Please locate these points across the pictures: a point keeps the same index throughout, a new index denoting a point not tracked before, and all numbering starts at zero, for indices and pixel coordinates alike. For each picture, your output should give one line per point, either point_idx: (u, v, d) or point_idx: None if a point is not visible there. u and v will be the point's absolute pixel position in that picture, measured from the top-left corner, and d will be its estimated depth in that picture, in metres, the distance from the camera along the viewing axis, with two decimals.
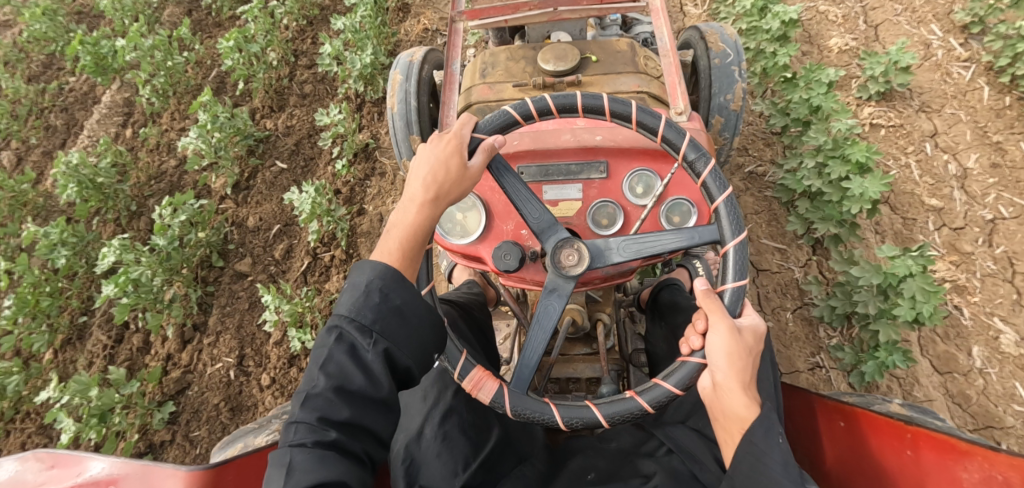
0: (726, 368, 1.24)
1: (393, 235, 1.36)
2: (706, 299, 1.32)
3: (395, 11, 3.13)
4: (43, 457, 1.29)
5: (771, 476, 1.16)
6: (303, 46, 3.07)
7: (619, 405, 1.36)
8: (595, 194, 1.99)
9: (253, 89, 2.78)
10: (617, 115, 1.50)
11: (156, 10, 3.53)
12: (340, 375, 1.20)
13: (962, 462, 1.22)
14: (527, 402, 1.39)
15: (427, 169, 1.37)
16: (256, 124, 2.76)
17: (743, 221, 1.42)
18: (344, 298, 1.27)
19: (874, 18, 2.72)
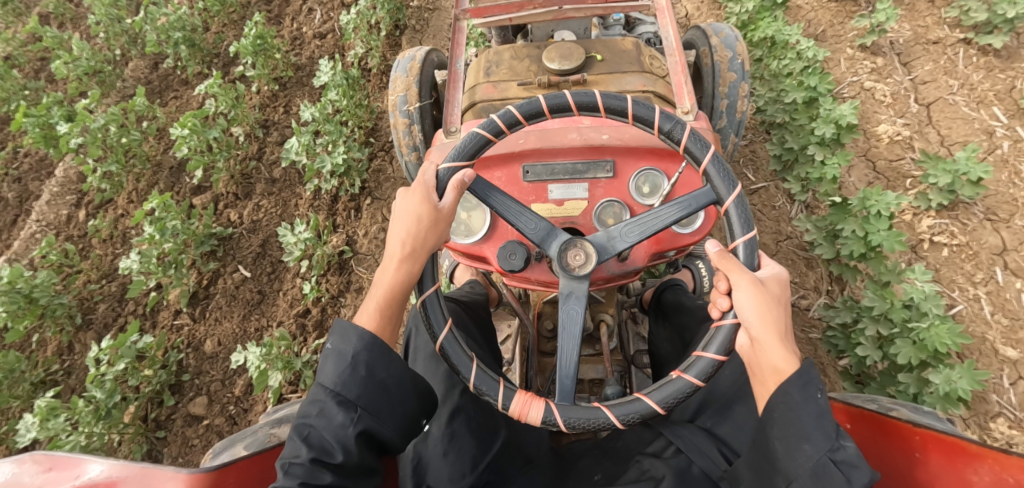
0: (759, 322, 1.16)
1: (372, 296, 1.32)
2: (722, 260, 1.19)
3: (378, 75, 2.76)
4: (40, 458, 1.14)
5: (803, 428, 1.09)
6: (274, 115, 2.73)
7: (670, 387, 1.21)
8: (602, 195, 1.62)
9: (213, 177, 2.43)
10: (611, 110, 1.37)
11: (120, 63, 3.26)
12: (320, 446, 1.16)
13: (973, 465, 1.13)
14: (578, 411, 1.22)
15: (402, 225, 1.33)
16: (217, 217, 2.42)
17: (734, 175, 1.31)
18: (328, 366, 1.23)
19: (925, 96, 2.39)
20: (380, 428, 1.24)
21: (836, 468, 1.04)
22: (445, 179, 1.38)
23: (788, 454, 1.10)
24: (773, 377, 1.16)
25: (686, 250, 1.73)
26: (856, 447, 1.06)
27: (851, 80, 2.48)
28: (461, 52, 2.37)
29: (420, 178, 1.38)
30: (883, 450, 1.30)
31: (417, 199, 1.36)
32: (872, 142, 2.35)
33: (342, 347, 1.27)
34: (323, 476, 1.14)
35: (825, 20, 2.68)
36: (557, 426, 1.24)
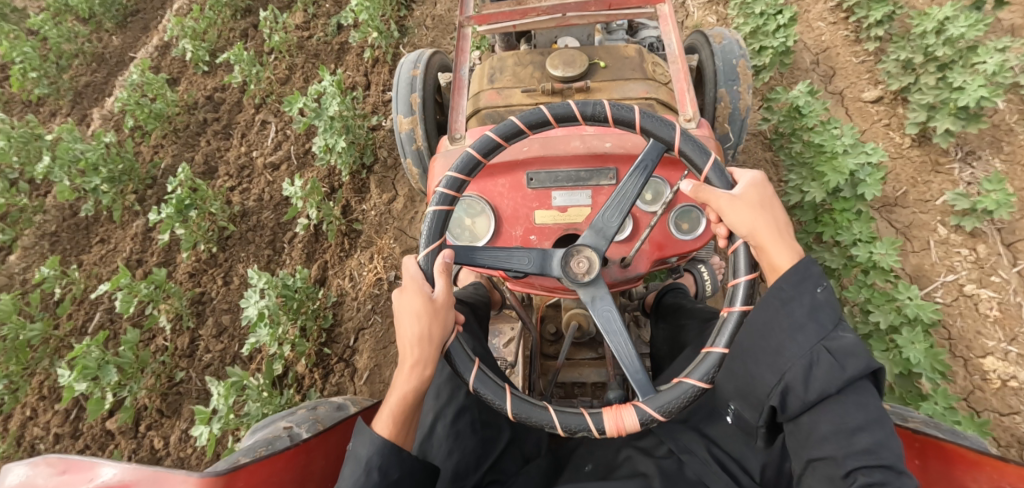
0: (749, 223, 1.27)
1: (387, 406, 1.29)
2: (699, 193, 1.30)
3: (339, 243, 2.30)
4: (56, 462, 1.14)
5: (795, 319, 1.17)
6: (211, 289, 2.25)
7: (726, 329, 1.26)
8: (605, 201, 1.63)
9: (128, 403, 2.00)
10: (591, 118, 1.42)
11: (43, 190, 2.75)
12: None
13: (973, 474, 1.19)
14: (666, 396, 1.23)
15: (405, 330, 1.27)
16: (138, 444, 2.04)
17: (668, 117, 1.41)
18: (346, 472, 1.24)
19: None
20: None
21: (829, 353, 1.14)
22: (428, 267, 1.37)
23: (786, 349, 1.16)
24: (771, 275, 1.26)
25: (687, 256, 1.70)
26: (855, 337, 1.15)
27: (949, 281, 2.18)
28: (464, 59, 2.27)
29: (405, 275, 1.33)
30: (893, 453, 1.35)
31: (413, 294, 1.30)
32: (977, 378, 2.04)
33: (360, 449, 1.27)
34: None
35: (908, 178, 2.39)
36: (653, 422, 1.24)
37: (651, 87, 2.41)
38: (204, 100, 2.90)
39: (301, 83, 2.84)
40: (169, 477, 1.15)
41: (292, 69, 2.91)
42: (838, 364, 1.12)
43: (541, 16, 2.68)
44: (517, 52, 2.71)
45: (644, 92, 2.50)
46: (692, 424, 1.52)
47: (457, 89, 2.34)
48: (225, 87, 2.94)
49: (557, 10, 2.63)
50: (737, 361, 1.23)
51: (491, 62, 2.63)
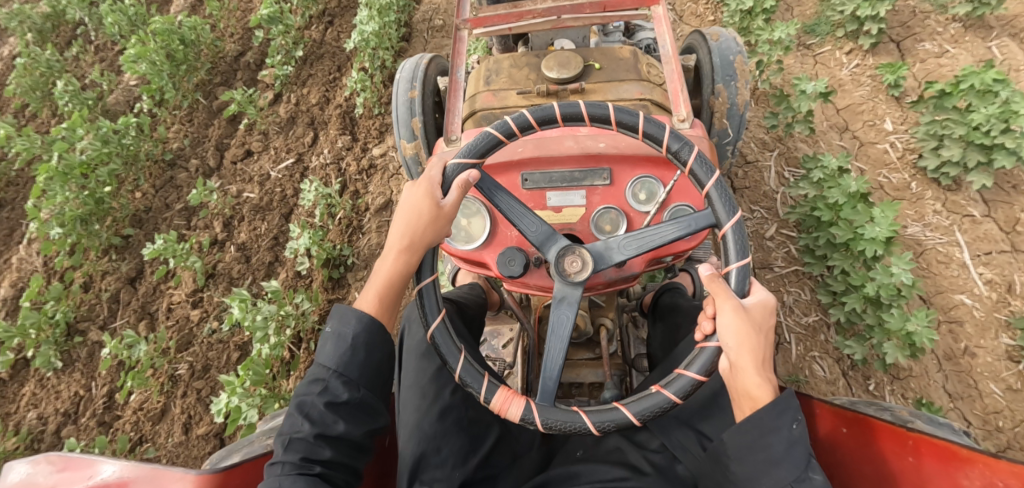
0: (738, 348, 1.16)
1: (374, 284, 1.39)
2: (711, 283, 1.20)
3: None
4: (55, 459, 1.11)
5: (771, 455, 1.13)
6: None
7: (647, 401, 1.24)
8: (599, 202, 1.70)
9: None
10: (675, 153, 1.35)
11: None
12: (321, 422, 1.22)
13: (965, 470, 1.11)
14: (556, 413, 1.25)
15: (402, 219, 1.37)
16: None
17: (738, 203, 1.32)
18: (328, 347, 1.30)
19: None
20: (376, 405, 1.32)
21: None
22: (451, 175, 1.41)
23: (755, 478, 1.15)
24: (748, 402, 1.18)
25: (683, 253, 1.77)
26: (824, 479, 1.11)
27: None
28: (461, 58, 2.17)
29: (426, 173, 1.42)
30: (876, 454, 1.25)
31: (423, 194, 1.40)
32: None
33: (342, 330, 1.34)
34: (324, 450, 1.20)
35: None
36: (533, 426, 1.28)
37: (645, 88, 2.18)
38: (51, 436, 1.98)
39: (177, 433, 1.87)
40: (165, 474, 1.13)
41: (173, 384, 1.95)
42: None
43: (538, 18, 2.53)
44: (513, 53, 2.48)
45: (640, 93, 2.28)
46: (685, 420, 1.50)
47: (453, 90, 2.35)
48: (84, 401, 2.03)
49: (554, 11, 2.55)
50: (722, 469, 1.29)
51: (488, 61, 2.42)
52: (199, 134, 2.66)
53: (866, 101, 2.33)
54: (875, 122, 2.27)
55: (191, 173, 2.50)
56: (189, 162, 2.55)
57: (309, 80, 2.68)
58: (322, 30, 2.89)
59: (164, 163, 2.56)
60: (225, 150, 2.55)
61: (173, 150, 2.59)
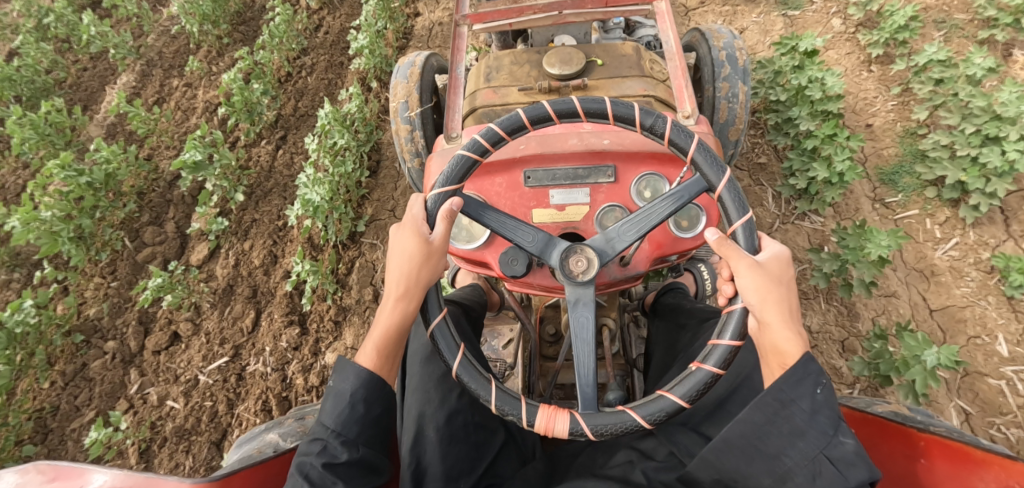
0: (759, 304, 1.26)
1: (373, 336, 1.43)
2: (722, 247, 1.25)
3: None
4: (46, 468, 1.19)
5: (795, 423, 1.18)
6: None
7: (690, 380, 1.24)
8: (603, 199, 1.73)
9: None
10: (650, 129, 1.43)
11: None
12: (320, 485, 1.24)
13: (978, 472, 1.18)
14: (603, 419, 1.24)
15: (394, 265, 1.40)
16: None
17: (723, 161, 1.39)
18: (329, 405, 1.36)
19: None
20: (376, 462, 1.38)
21: (832, 464, 1.14)
22: (435, 208, 1.43)
23: (783, 451, 1.17)
24: (776, 357, 1.28)
25: (687, 254, 1.72)
26: (855, 443, 1.15)
27: None
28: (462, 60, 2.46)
29: (409, 212, 1.45)
30: (888, 453, 1.36)
31: (411, 235, 1.43)
32: None
33: (341, 386, 1.39)
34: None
35: None
36: (583, 437, 1.26)
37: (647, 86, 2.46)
38: None
39: None
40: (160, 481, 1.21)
41: None
42: (842, 477, 1.12)
43: (537, 14, 2.73)
44: (514, 51, 2.79)
45: (642, 89, 2.53)
46: (692, 425, 1.53)
47: (453, 85, 2.59)
48: None
49: (554, 7, 2.79)
50: (734, 457, 1.23)
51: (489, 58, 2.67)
52: (119, 297, 2.41)
53: (970, 301, 2.25)
54: (984, 341, 2.18)
55: (105, 362, 2.28)
56: (105, 343, 2.33)
57: (252, 230, 2.51)
58: (271, 151, 2.67)
59: (75, 346, 2.31)
60: (149, 326, 2.36)
61: (77, 322, 2.33)
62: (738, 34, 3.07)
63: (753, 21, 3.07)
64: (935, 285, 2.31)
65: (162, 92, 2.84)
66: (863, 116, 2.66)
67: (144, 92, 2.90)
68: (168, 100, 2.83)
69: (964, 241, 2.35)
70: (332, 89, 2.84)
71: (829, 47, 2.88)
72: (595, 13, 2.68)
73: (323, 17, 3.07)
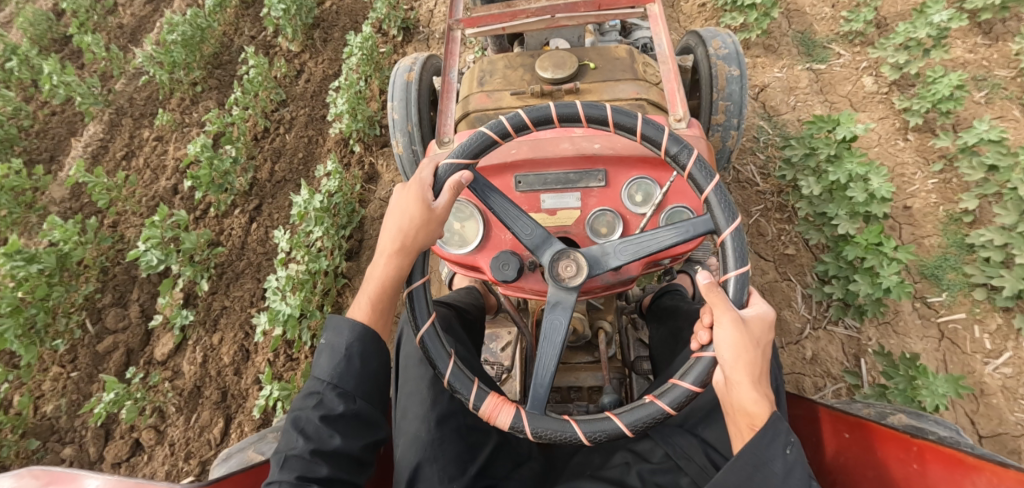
0: (733, 361, 1.19)
1: (366, 290, 1.42)
2: (711, 294, 1.20)
3: None
4: (39, 473, 1.15)
5: (766, 476, 1.15)
6: None
7: (641, 411, 1.23)
8: (595, 203, 1.78)
9: None
10: (675, 157, 1.37)
11: None
12: (316, 436, 1.27)
13: (970, 475, 1.21)
14: (546, 422, 1.24)
15: (393, 222, 1.40)
16: None
17: (737, 209, 1.33)
18: (323, 360, 1.36)
19: None
20: (374, 417, 1.39)
21: None
22: (445, 175, 1.41)
23: None
24: (743, 418, 1.20)
25: (680, 258, 1.70)
26: None
27: None
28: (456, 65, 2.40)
29: (416, 176, 1.43)
30: (879, 459, 1.38)
31: (413, 197, 1.41)
32: None
33: (336, 341, 1.39)
34: (319, 467, 1.25)
35: None
36: (523, 434, 1.27)
37: (642, 89, 2.43)
38: None
39: None
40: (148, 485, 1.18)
41: None
42: None
43: (530, 18, 2.75)
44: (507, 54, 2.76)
45: (635, 93, 2.49)
46: (688, 427, 1.55)
47: (448, 91, 2.50)
48: None
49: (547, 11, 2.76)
50: None
51: (482, 63, 2.67)
52: (78, 394, 2.34)
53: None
54: None
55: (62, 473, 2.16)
56: (62, 450, 2.22)
57: (221, 319, 2.46)
58: (245, 224, 2.65)
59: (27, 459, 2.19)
60: (111, 431, 2.26)
61: (33, 424, 2.24)
62: (759, 92, 2.88)
63: (774, 77, 2.90)
64: (986, 408, 2.08)
65: (131, 146, 2.87)
66: (903, 198, 2.44)
67: (112, 144, 2.88)
68: (139, 154, 2.86)
69: (1017, 355, 2.13)
70: (313, 146, 2.84)
71: (861, 110, 2.69)
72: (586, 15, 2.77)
73: (305, 62, 3.09)
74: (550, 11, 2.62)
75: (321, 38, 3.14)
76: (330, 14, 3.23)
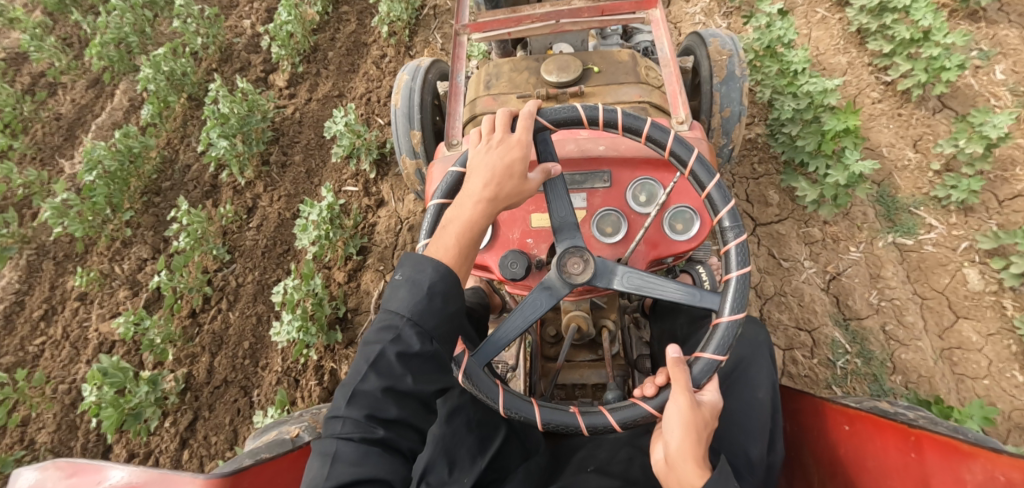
0: (679, 438, 1.26)
1: (451, 230, 1.43)
2: (677, 367, 1.27)
3: None
4: (66, 464, 1.25)
5: None
6: None
7: (560, 415, 1.38)
8: (601, 204, 1.85)
9: None
10: (694, 175, 1.47)
11: None
12: (389, 375, 1.29)
13: (966, 463, 1.16)
14: (482, 380, 1.41)
15: (489, 169, 1.44)
16: None
17: (749, 259, 1.40)
18: (403, 294, 1.36)
19: None
20: (446, 361, 1.37)
21: None
22: (554, 117, 1.54)
23: None
24: None
25: (683, 255, 1.84)
26: None
27: None
28: (461, 66, 2.36)
29: (516, 135, 1.48)
30: (879, 448, 1.36)
31: (508, 149, 1.47)
32: None
33: (416, 278, 1.38)
34: (387, 408, 1.28)
35: None
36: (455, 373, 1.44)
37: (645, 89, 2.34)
38: None
39: None
40: (174, 478, 1.27)
41: None
42: None
43: (535, 23, 2.61)
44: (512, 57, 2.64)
45: (640, 96, 2.41)
46: None
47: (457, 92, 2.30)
48: None
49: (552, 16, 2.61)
50: None
51: (488, 66, 2.57)
52: None
53: None
54: None
55: None
56: None
57: None
58: (175, 450, 2.21)
59: None
60: None
61: None
62: (832, 280, 2.38)
63: (851, 261, 2.39)
64: None
65: (51, 300, 2.56)
66: None
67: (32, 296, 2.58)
68: (60, 314, 2.52)
69: None
70: (261, 328, 2.44)
71: (965, 315, 2.22)
72: (591, 20, 2.57)
73: (258, 195, 2.70)
74: (554, 15, 2.51)
75: (278, 162, 2.75)
76: (289, 124, 2.85)
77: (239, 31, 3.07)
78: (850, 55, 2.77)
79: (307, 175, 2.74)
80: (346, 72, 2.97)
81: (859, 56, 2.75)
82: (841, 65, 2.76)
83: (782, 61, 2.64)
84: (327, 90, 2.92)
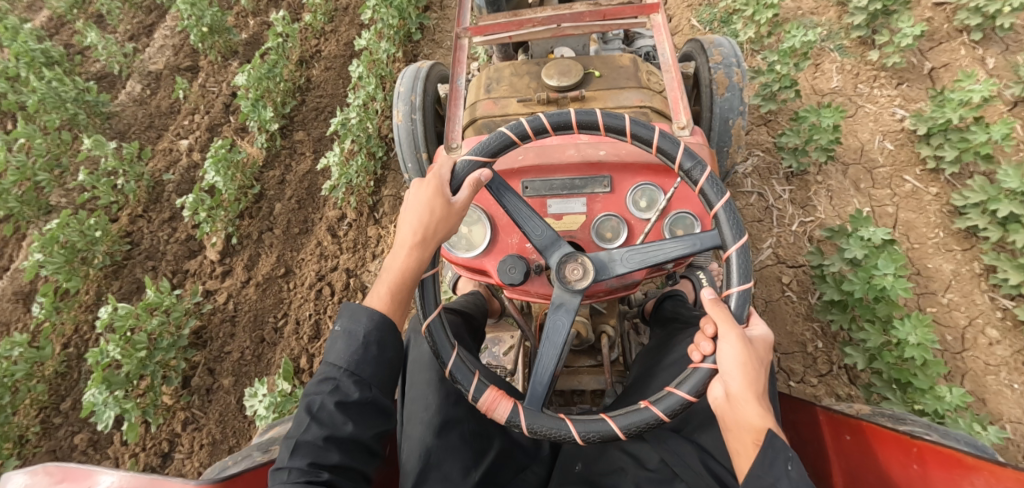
0: (741, 378, 0.85)
1: (382, 281, 1.00)
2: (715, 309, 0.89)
3: None
4: (55, 469, 0.81)
5: None
6: None
7: (635, 417, 0.90)
8: (599, 210, 1.24)
9: None
10: (687, 171, 1.00)
11: None
12: (330, 423, 0.88)
13: (968, 478, 0.85)
14: (541, 419, 0.93)
15: (412, 211, 0.98)
16: None
17: (744, 226, 0.95)
18: (337, 346, 0.95)
19: None
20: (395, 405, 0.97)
21: None
22: (460, 175, 1.03)
23: None
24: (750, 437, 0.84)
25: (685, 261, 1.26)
26: None
27: None
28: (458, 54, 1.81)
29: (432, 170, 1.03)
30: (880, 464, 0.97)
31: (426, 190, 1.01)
32: None
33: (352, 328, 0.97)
34: (331, 454, 0.86)
35: None
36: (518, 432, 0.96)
37: (649, 92, 1.53)
38: None
39: None
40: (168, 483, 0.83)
41: None
42: None
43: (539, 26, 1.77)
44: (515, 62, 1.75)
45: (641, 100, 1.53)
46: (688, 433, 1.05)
47: (454, 97, 1.65)
48: None
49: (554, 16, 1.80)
50: None
51: (486, 67, 1.68)
52: None
53: None
54: None
55: None
56: None
57: None
58: None
59: None
60: None
61: None
62: None
63: None
64: None
65: None
66: None
67: None
68: None
69: None
70: None
71: None
72: (593, 25, 1.70)
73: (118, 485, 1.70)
74: (557, 15, 1.67)
75: None
76: (216, 327, 1.80)
77: (162, 161, 2.32)
78: (954, 256, 1.62)
79: (240, 410, 1.66)
80: (296, 235, 1.96)
81: (966, 261, 1.60)
82: (946, 273, 1.60)
83: (888, 330, 1.39)
84: (268, 267, 1.89)
